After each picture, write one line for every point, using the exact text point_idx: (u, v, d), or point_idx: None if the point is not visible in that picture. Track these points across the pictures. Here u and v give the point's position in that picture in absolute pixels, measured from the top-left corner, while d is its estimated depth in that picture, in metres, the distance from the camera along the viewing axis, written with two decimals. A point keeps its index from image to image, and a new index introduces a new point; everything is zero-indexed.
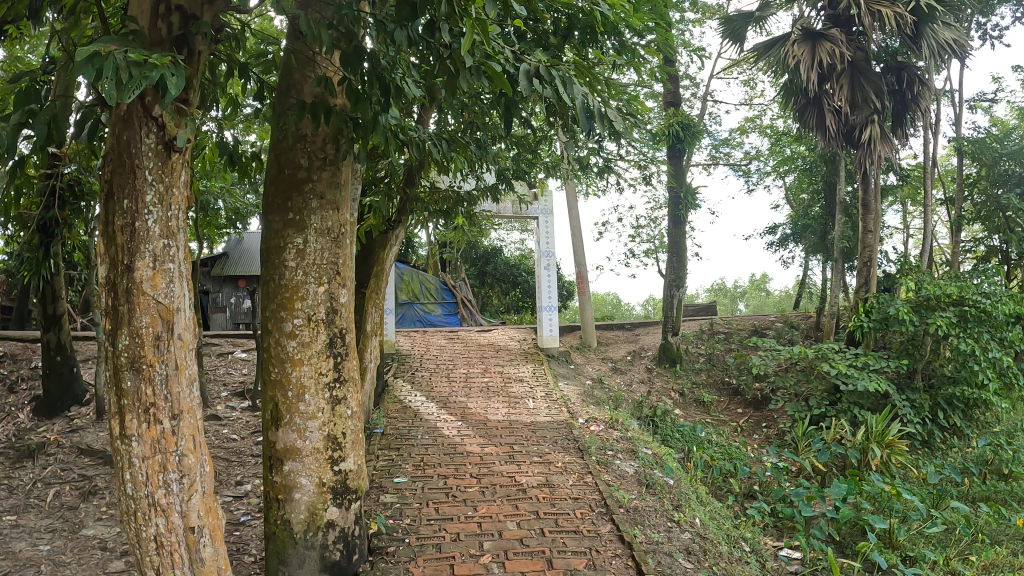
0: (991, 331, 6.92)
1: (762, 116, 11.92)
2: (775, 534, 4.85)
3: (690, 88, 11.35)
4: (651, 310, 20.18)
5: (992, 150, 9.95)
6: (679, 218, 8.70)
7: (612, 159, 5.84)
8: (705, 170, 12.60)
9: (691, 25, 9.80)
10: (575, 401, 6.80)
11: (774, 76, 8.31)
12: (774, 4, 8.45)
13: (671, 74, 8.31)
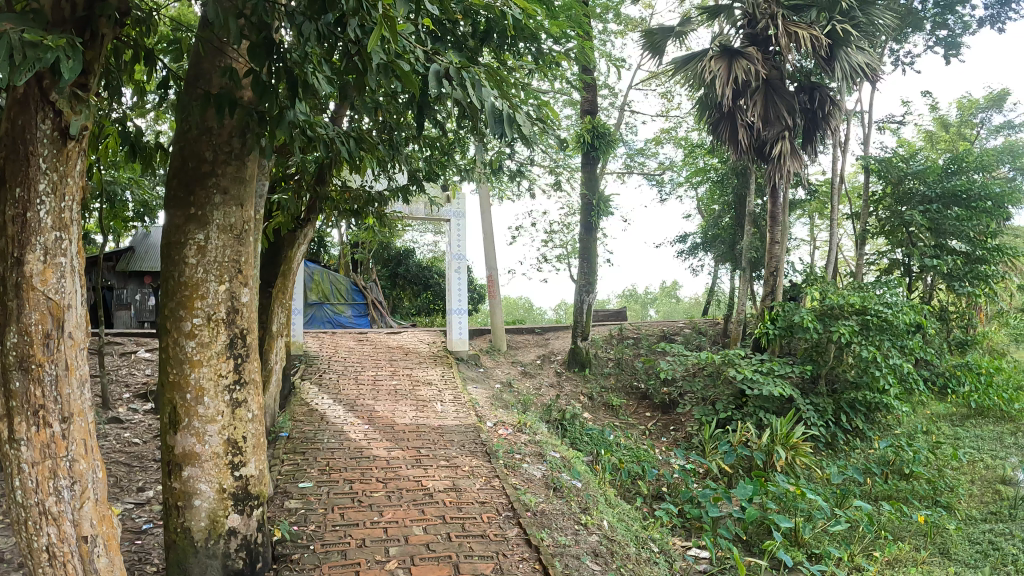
0: (892, 339, 7.29)
1: (677, 128, 12.30)
2: (683, 534, 4.99)
3: (609, 97, 11.60)
4: (563, 314, 20.53)
5: (896, 169, 10.55)
6: (592, 225, 8.82)
7: (525, 165, 5.88)
8: (620, 179, 12.89)
9: (613, 35, 10.01)
10: (484, 404, 6.81)
11: (692, 89, 8.58)
12: (694, 20, 8.72)
13: (589, 82, 8.44)
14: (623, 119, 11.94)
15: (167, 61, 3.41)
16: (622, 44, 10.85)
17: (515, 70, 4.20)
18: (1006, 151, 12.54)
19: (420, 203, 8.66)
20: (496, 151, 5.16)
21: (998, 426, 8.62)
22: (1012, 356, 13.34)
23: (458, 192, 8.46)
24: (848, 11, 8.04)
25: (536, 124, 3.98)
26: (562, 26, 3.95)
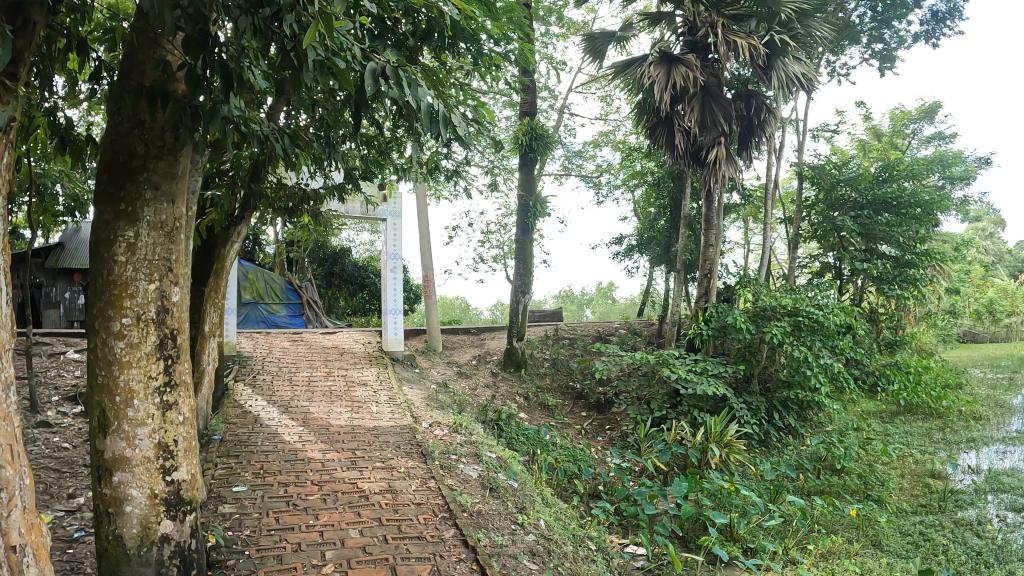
0: (823, 340, 7.57)
1: (615, 131, 12.53)
2: (620, 532, 5.08)
3: (548, 99, 11.72)
4: (498, 315, 20.64)
5: (830, 176, 11.09)
6: (528, 225, 8.84)
7: (461, 166, 5.88)
8: (557, 180, 13.03)
9: (555, 38, 10.11)
10: (419, 405, 6.77)
11: (631, 93, 8.73)
12: (636, 26, 8.88)
13: (528, 83, 8.50)
14: (561, 121, 12.08)
15: (100, 52, 3.28)
16: (563, 48, 10.97)
17: (453, 72, 4.20)
18: (934, 161, 13.19)
19: (356, 202, 8.56)
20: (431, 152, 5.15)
21: (925, 422, 9.03)
22: (937, 356, 14.01)
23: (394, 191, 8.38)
24: (787, 23, 8.33)
25: (470, 126, 3.99)
26: (502, 28, 3.97)
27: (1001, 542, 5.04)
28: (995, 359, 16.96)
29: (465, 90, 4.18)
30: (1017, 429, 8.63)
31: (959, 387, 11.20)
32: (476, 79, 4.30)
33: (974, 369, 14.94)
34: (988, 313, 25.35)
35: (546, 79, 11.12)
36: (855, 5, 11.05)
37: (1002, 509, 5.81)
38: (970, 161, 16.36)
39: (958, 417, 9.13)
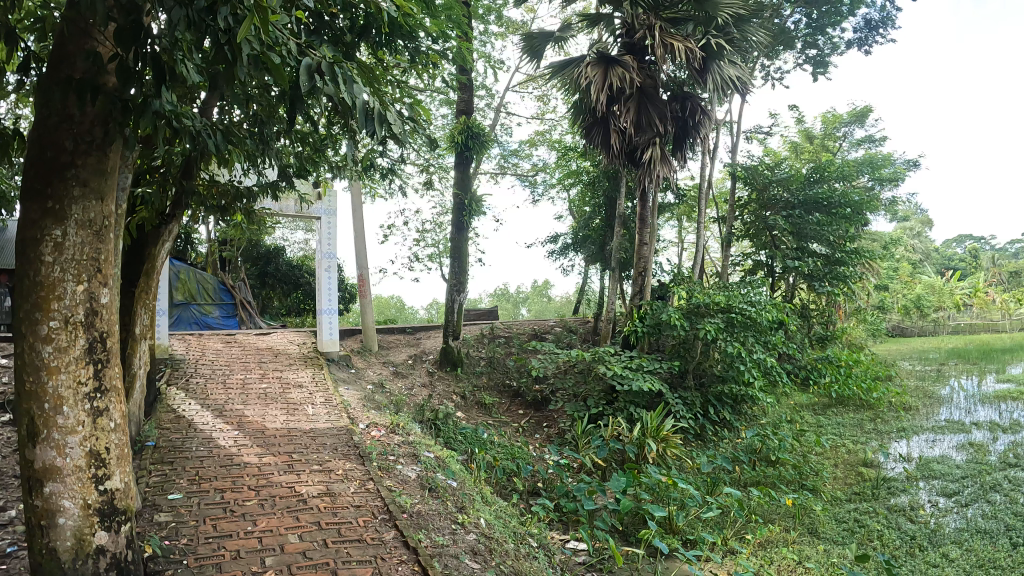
0: (756, 335, 7.80)
1: (551, 131, 12.65)
2: (560, 528, 5.16)
3: (485, 98, 11.74)
4: (434, 314, 20.60)
5: (763, 176, 11.43)
6: (463, 224, 8.81)
7: (396, 165, 5.84)
8: (493, 179, 13.06)
9: (493, 37, 10.13)
10: (355, 406, 6.68)
11: (568, 94, 8.83)
12: (574, 27, 8.98)
13: (465, 82, 8.49)
14: (498, 120, 12.13)
15: (27, 43, 3.15)
16: (501, 47, 11.01)
17: (390, 69, 4.18)
18: (865, 163, 13.74)
19: (291, 200, 8.41)
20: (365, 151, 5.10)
21: (857, 413, 9.38)
22: (867, 349, 14.54)
23: (329, 189, 8.26)
24: (723, 27, 8.54)
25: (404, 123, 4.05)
26: (441, 26, 3.97)
27: (934, 525, 5.26)
28: (922, 352, 17.74)
29: (401, 87, 4.17)
30: (944, 418, 9.02)
31: (889, 379, 11.66)
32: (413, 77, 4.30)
33: (903, 362, 15.57)
34: (916, 309, 26.58)
35: (483, 78, 11.14)
36: (790, 12, 11.41)
37: (931, 494, 6.07)
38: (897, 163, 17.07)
39: (888, 408, 9.51)
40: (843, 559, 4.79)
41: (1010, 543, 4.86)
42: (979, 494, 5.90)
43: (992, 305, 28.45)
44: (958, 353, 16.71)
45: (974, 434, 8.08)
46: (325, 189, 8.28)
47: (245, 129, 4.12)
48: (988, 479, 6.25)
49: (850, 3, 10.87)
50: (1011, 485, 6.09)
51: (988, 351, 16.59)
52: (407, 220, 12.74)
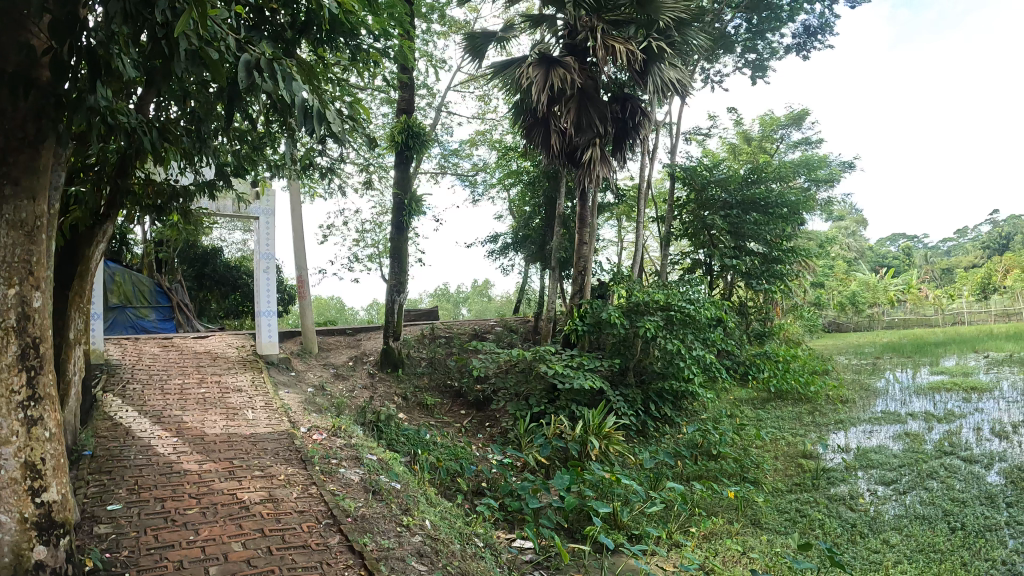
0: (695, 332, 8.10)
1: (491, 131, 12.69)
2: (505, 527, 5.18)
3: (426, 97, 11.68)
4: (375, 315, 20.42)
5: (701, 177, 11.60)
6: (403, 224, 8.75)
7: (336, 164, 5.77)
8: (433, 178, 13.01)
9: (435, 35, 10.09)
10: (295, 409, 6.55)
11: (509, 93, 8.88)
12: (516, 28, 9.02)
13: (406, 81, 8.43)
14: (439, 120, 12.08)
15: None
16: (444, 46, 10.98)
17: (331, 66, 4.11)
18: (801, 164, 14.18)
19: (228, 200, 8.21)
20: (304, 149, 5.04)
21: (795, 406, 9.67)
22: (804, 344, 15.00)
23: (268, 189, 8.08)
24: (665, 31, 8.71)
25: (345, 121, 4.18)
26: (383, 24, 3.95)
27: (874, 513, 5.46)
28: (857, 347, 18.38)
29: (342, 85, 4.12)
30: (881, 410, 9.38)
31: (827, 373, 12.05)
32: (353, 75, 4.28)
33: (840, 356, 16.10)
34: (851, 305, 27.56)
35: (424, 77, 11.09)
36: (730, 17, 11.69)
37: (870, 483, 6.29)
38: (832, 164, 17.66)
39: (825, 401, 9.84)
40: (786, 548, 4.94)
41: (946, 528, 5.07)
42: (916, 482, 6.15)
43: (923, 300, 29.67)
44: (892, 347, 17.38)
45: (908, 425, 8.40)
46: (264, 189, 8.11)
47: (179, 126, 3.99)
48: (925, 467, 6.52)
49: (789, 9, 11.19)
50: (946, 472, 6.36)
51: (922, 345, 17.29)
52: (346, 220, 12.57)
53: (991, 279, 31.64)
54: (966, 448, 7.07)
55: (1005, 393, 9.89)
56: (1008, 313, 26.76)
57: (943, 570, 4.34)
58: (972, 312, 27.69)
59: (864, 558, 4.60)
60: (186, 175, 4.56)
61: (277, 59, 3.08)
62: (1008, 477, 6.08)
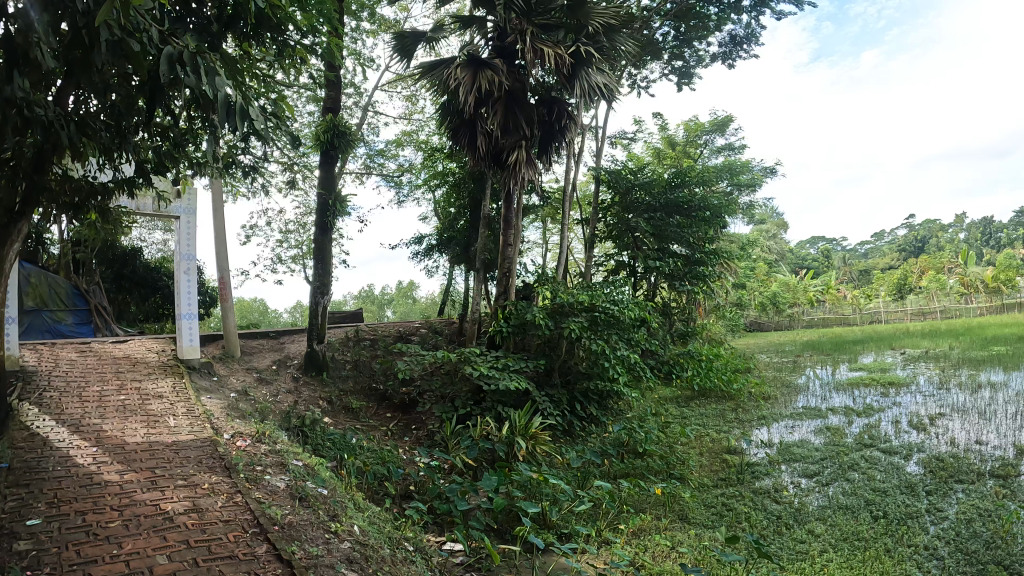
0: (620, 332, 8.35)
1: (418, 131, 12.62)
2: (435, 530, 5.16)
3: (353, 96, 11.49)
4: (299, 317, 20.00)
5: (625, 180, 11.98)
6: (328, 225, 8.58)
7: (259, 162, 5.61)
8: (359, 179, 12.84)
9: (364, 34, 9.95)
10: (218, 416, 6.33)
11: (437, 94, 8.88)
12: (446, 28, 8.98)
13: (334, 79, 8.29)
14: (366, 119, 11.93)
15: None
16: (373, 45, 10.84)
17: (256, 63, 4.01)
18: (724, 169, 14.65)
19: (148, 198, 7.88)
20: (226, 146, 4.90)
21: (718, 404, 9.98)
22: (727, 343, 15.49)
23: (189, 187, 7.79)
24: (594, 36, 8.85)
25: (267, 119, 4.08)
26: (312, 21, 3.88)
27: (799, 505, 5.68)
28: (778, 345, 19.12)
29: (267, 83, 4.01)
30: (802, 405, 9.79)
31: (750, 371, 12.48)
32: (279, 72, 4.17)
33: (762, 355, 16.69)
34: (772, 305, 28.69)
35: (352, 76, 10.92)
36: (658, 24, 11.97)
37: (793, 476, 6.55)
38: (754, 169, 18.39)
39: (747, 398, 10.20)
40: (714, 541, 5.09)
41: (869, 516, 5.32)
42: (838, 473, 6.43)
43: (841, 300, 31.11)
44: (810, 345, 18.14)
45: (829, 419, 8.78)
46: (185, 188, 7.81)
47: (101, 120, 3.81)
48: (846, 459, 6.83)
49: (717, 19, 11.51)
50: (867, 463, 6.67)
51: (840, 343, 18.13)
52: (269, 220, 12.25)
53: (907, 280, 33.60)
54: (885, 440, 7.44)
55: (919, 387, 10.48)
56: (922, 312, 29.39)
57: (866, 557, 4.55)
58: (887, 312, 29.49)
59: (791, 549, 4.79)
60: (105, 171, 4.35)
61: (202, 53, 3.03)
62: (924, 467, 6.43)
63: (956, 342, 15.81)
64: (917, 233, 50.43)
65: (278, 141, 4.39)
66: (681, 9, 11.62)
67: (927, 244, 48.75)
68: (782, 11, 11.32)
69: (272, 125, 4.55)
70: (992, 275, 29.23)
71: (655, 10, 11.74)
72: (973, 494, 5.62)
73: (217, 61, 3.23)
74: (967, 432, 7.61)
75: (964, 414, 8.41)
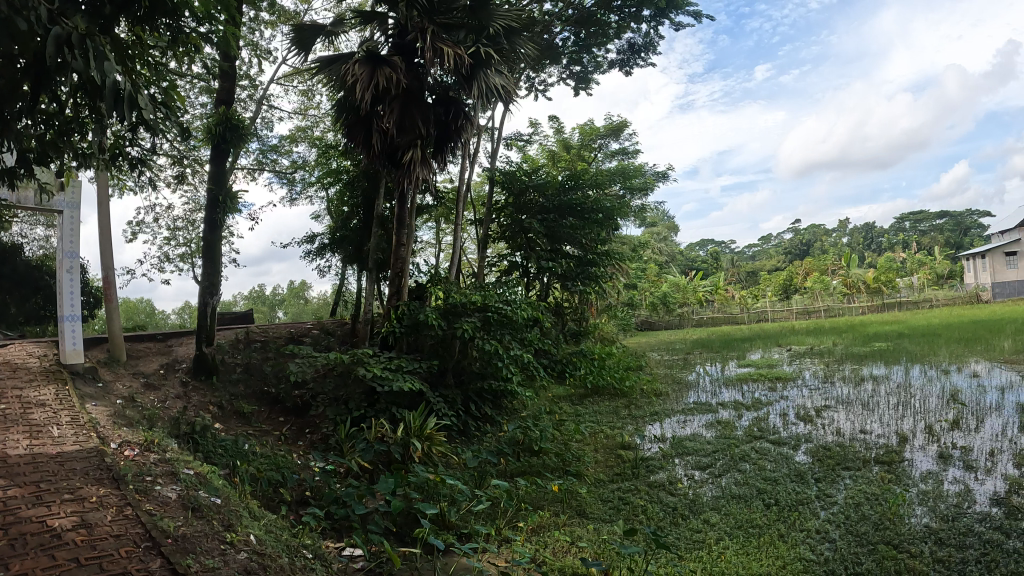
0: (512, 332, 8.48)
1: (313, 127, 12.29)
2: (334, 536, 5.05)
3: (247, 88, 11.03)
4: (187, 318, 19.11)
5: (519, 181, 12.18)
6: (218, 222, 8.20)
7: (148, 154, 5.29)
8: (250, 174, 12.35)
9: (261, 24, 9.58)
10: (103, 424, 5.90)
11: (333, 89, 8.70)
12: (346, 23, 8.78)
13: (228, 70, 7.95)
14: (260, 114, 11.49)
15: None
16: (271, 36, 10.47)
17: (149, 50, 3.77)
18: (618, 172, 15.13)
19: (26, 190, 7.26)
20: (111, 136, 4.59)
21: (610, 401, 10.31)
22: (618, 342, 16.03)
23: (72, 180, 7.25)
24: (495, 38, 8.90)
25: (157, 109, 3.86)
26: (210, 8, 3.70)
27: (693, 496, 5.94)
28: (668, 343, 19.95)
29: (160, 71, 3.79)
30: (692, 400, 10.25)
31: (642, 369, 12.95)
32: (172, 60, 3.94)
33: (655, 353, 17.34)
34: (663, 305, 29.94)
35: (246, 68, 10.48)
36: (560, 29, 12.18)
37: (687, 469, 6.83)
38: (646, 172, 19.05)
39: (638, 395, 10.58)
40: (613, 535, 5.24)
41: (760, 504, 5.63)
42: (730, 465, 6.77)
43: (730, 300, 32.73)
44: (701, 343, 18.93)
45: (719, 414, 9.21)
46: (66, 180, 7.26)
47: None
48: (736, 451, 7.19)
49: (617, 26, 11.84)
50: (756, 455, 7.06)
51: (728, 340, 19.10)
52: (154, 216, 11.57)
53: (792, 280, 35.76)
54: (772, 432, 7.88)
55: (803, 382, 11.19)
56: (806, 311, 31.70)
57: (760, 543, 4.81)
58: (773, 311, 31.44)
59: (688, 538, 5.00)
60: None
61: (91, 36, 2.88)
62: (812, 456, 6.87)
63: (838, 340, 16.96)
64: (801, 236, 54.00)
65: (166, 133, 4.16)
66: (582, 15, 11.87)
67: (810, 248, 52.15)
68: (679, 22, 11.80)
69: (160, 115, 4.31)
70: (873, 276, 31.52)
71: (556, 15, 11.95)
72: (859, 480, 6.04)
73: (107, 44, 3.06)
74: (850, 423, 8.19)
75: (848, 406, 9.06)
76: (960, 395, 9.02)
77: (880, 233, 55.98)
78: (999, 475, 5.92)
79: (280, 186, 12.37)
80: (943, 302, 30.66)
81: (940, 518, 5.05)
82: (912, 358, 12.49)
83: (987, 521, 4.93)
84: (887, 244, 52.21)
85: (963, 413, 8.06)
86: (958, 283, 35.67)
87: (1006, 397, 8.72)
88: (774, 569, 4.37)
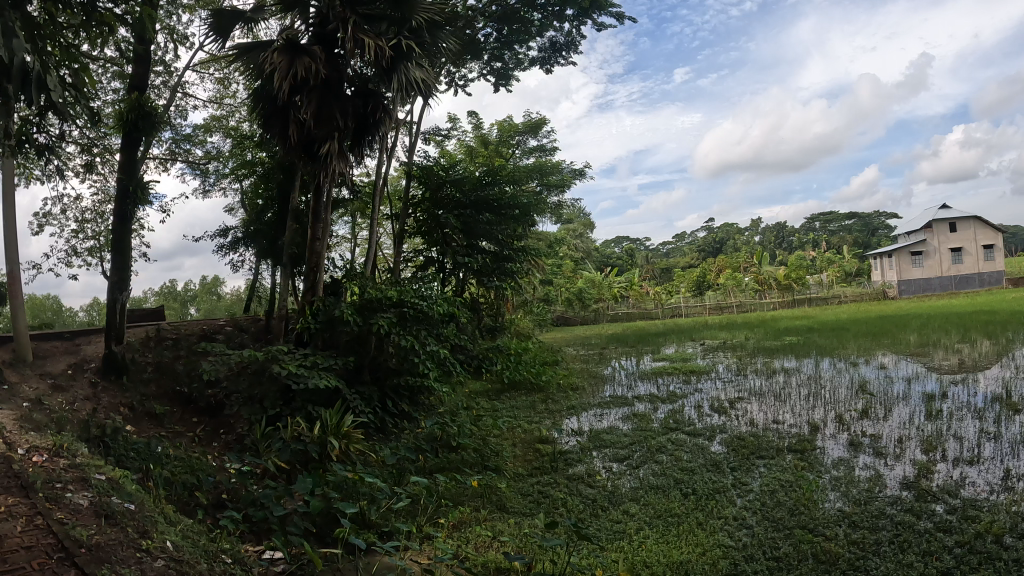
0: (427, 328, 8.44)
1: (228, 117, 11.85)
2: (252, 539, 4.93)
3: (162, 75, 10.54)
4: (94, 316, 18.17)
5: (436, 176, 12.17)
6: (128, 213, 7.80)
7: (53, 140, 4.98)
8: (161, 165, 11.80)
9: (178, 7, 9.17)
10: (8, 428, 5.52)
11: (250, 78, 8.43)
12: (266, 11, 8.50)
13: (143, 55, 7.60)
14: (175, 101, 11.00)
15: None
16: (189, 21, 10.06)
17: (57, 32, 3.59)
18: (537, 169, 15.29)
19: None
20: (16, 120, 4.32)
21: (527, 395, 10.42)
22: (536, 337, 16.25)
23: None
24: (417, 31, 8.82)
25: (67, 92, 3.68)
26: None
27: (612, 487, 6.08)
28: (586, 338, 20.35)
29: (71, 54, 3.61)
30: (608, 393, 10.50)
31: (559, 363, 13.14)
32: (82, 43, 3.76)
33: (572, 348, 17.64)
34: (578, 300, 30.56)
35: (161, 53, 10.00)
36: (482, 25, 12.17)
37: (605, 461, 6.98)
38: (565, 171, 19.34)
39: (553, 388, 10.93)
40: (534, 527, 5.31)
41: (679, 494, 5.81)
42: (648, 456, 6.96)
43: (646, 296, 33.54)
44: (618, 337, 19.38)
45: (636, 406, 9.44)
46: None
47: None
48: (653, 442, 7.41)
49: (539, 24, 11.95)
50: (672, 446, 7.26)
51: (644, 335, 19.64)
52: (60, 207, 10.90)
53: (706, 278, 37.07)
54: (688, 424, 8.14)
55: (718, 374, 11.62)
56: (720, 307, 32.85)
57: (680, 531, 4.97)
58: (688, 306, 32.49)
59: (609, 529, 5.13)
60: None
61: None
62: (727, 446, 7.14)
63: (749, 334, 17.72)
64: (716, 235, 55.96)
65: (75, 117, 3.96)
66: (506, 11, 11.91)
67: (724, 246, 54.12)
68: (601, 23, 12.01)
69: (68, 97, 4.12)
70: (783, 273, 32.98)
71: (480, 10, 11.94)
72: (773, 468, 6.32)
73: (16, 20, 2.92)
74: (763, 413, 8.57)
75: (761, 397, 9.47)
76: (869, 386, 9.55)
77: (790, 232, 58.63)
78: (908, 461, 6.31)
79: (193, 177, 11.88)
80: (850, 299, 32.40)
81: (852, 502, 5.35)
82: (822, 352, 13.16)
83: (897, 503, 5.25)
84: (797, 243, 54.72)
85: (872, 402, 8.54)
86: (861, 281, 37.78)
87: (910, 388, 9.30)
88: (695, 555, 4.53)
